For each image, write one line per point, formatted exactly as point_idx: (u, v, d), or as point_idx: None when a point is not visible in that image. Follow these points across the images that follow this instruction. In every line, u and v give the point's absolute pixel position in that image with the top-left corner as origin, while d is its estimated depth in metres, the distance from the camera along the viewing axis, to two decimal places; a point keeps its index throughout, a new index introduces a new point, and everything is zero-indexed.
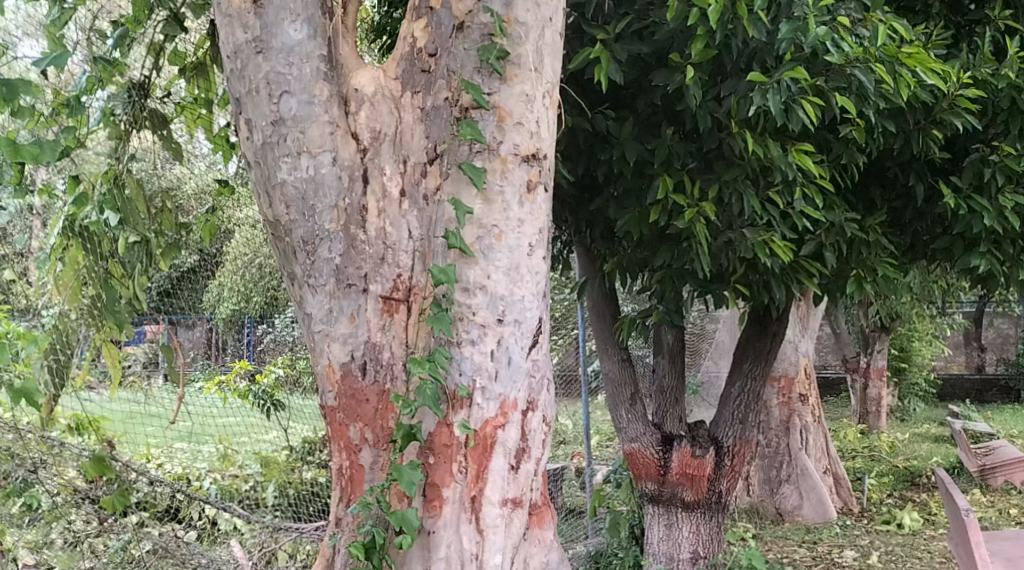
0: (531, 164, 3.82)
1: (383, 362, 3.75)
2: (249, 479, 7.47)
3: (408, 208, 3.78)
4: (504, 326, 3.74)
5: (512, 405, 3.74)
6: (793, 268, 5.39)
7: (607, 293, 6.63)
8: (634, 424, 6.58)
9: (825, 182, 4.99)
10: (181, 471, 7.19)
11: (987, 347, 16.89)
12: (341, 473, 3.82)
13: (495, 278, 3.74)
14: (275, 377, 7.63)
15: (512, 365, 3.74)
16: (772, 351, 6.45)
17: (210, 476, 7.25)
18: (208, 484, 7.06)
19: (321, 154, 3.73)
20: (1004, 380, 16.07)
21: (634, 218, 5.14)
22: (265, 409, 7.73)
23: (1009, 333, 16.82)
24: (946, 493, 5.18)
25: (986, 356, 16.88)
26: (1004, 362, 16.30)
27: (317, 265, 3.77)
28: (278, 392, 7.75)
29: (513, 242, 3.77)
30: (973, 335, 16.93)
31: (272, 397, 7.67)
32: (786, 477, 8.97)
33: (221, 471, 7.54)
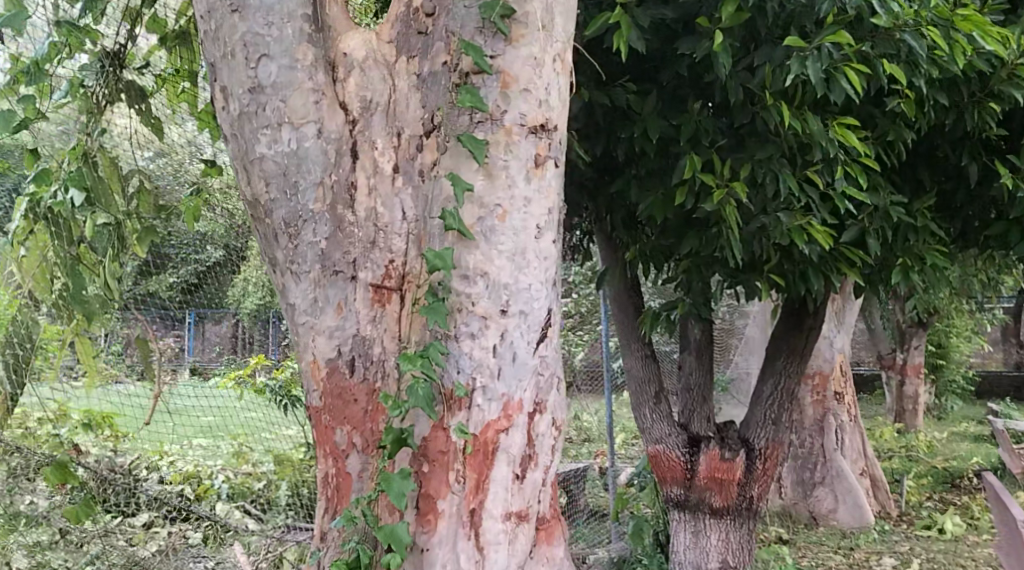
0: (539, 137, 3.41)
1: (373, 358, 3.36)
2: (263, 478, 7.04)
3: (404, 186, 3.40)
4: (508, 318, 3.34)
5: (517, 407, 3.34)
6: (832, 255, 5.14)
7: (631, 284, 6.22)
8: (659, 424, 6.16)
9: (869, 160, 4.67)
10: (192, 470, 6.92)
11: None
12: (327, 482, 3.41)
13: (499, 265, 3.34)
14: (292, 371, 7.34)
15: (519, 361, 3.34)
16: (807, 347, 6.01)
17: (222, 475, 6.95)
18: (219, 484, 6.76)
19: (304, 125, 3.34)
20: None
21: (658, 202, 4.80)
22: (282, 406, 7.35)
23: None
24: (998, 504, 4.71)
25: None
26: None
27: (300, 250, 3.37)
28: (296, 389, 7.37)
29: (519, 223, 3.37)
30: (1011, 331, 16.39)
31: (289, 393, 7.29)
32: (821, 479, 8.50)
33: (234, 468, 7.22)
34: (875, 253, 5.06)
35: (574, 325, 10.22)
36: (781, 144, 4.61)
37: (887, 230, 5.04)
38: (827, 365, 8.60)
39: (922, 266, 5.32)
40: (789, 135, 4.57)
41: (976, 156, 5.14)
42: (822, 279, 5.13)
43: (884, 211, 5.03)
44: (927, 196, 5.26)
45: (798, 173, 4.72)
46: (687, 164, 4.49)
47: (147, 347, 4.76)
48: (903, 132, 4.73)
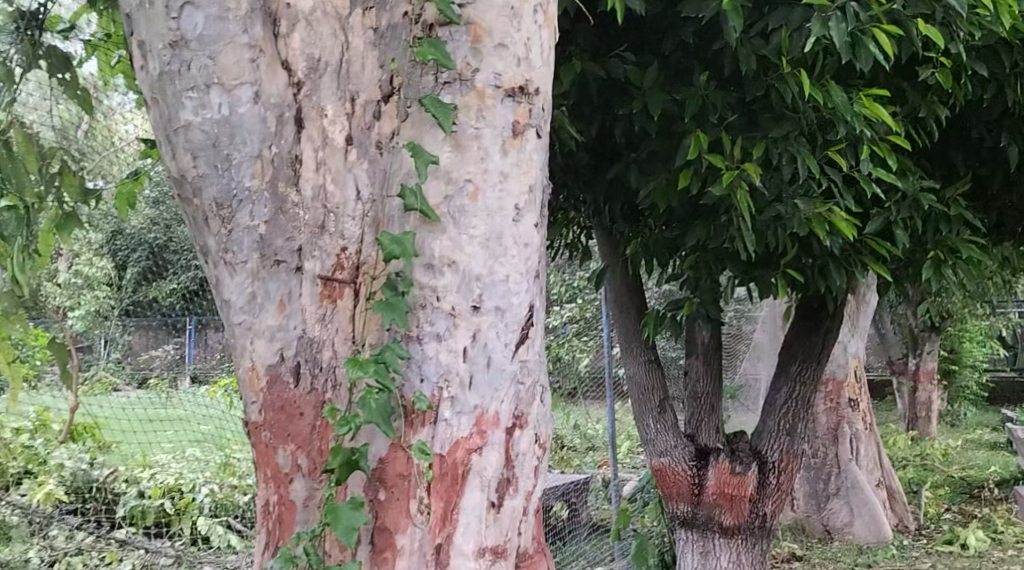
0: (518, 101, 2.90)
1: (321, 363, 2.83)
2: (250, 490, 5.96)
3: (357, 160, 2.87)
4: (481, 315, 2.82)
5: (492, 422, 2.81)
6: (856, 248, 4.64)
7: (634, 282, 5.67)
8: (664, 436, 5.63)
9: (899, 138, 4.21)
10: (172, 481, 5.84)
11: None
12: (267, 512, 2.87)
13: (470, 253, 2.82)
14: None
15: (496, 366, 2.83)
16: (824, 352, 5.48)
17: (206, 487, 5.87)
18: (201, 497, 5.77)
19: (237, 87, 2.79)
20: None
21: (662, 187, 4.29)
22: None
23: None
24: None
25: None
26: None
27: (235, 237, 2.84)
28: None
29: (495, 204, 2.86)
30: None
31: None
32: (835, 491, 7.94)
33: (221, 480, 6.08)
34: (902, 245, 4.59)
35: (577, 331, 9.58)
36: (799, 121, 4.11)
37: (917, 219, 4.57)
38: (841, 371, 8.03)
39: (957, 259, 4.80)
40: (809, 110, 4.06)
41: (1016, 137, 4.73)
42: (845, 275, 4.64)
43: (913, 199, 4.55)
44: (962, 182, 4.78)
45: (817, 154, 4.21)
46: (693, 144, 4.00)
47: (65, 350, 4.21)
48: (936, 107, 4.30)
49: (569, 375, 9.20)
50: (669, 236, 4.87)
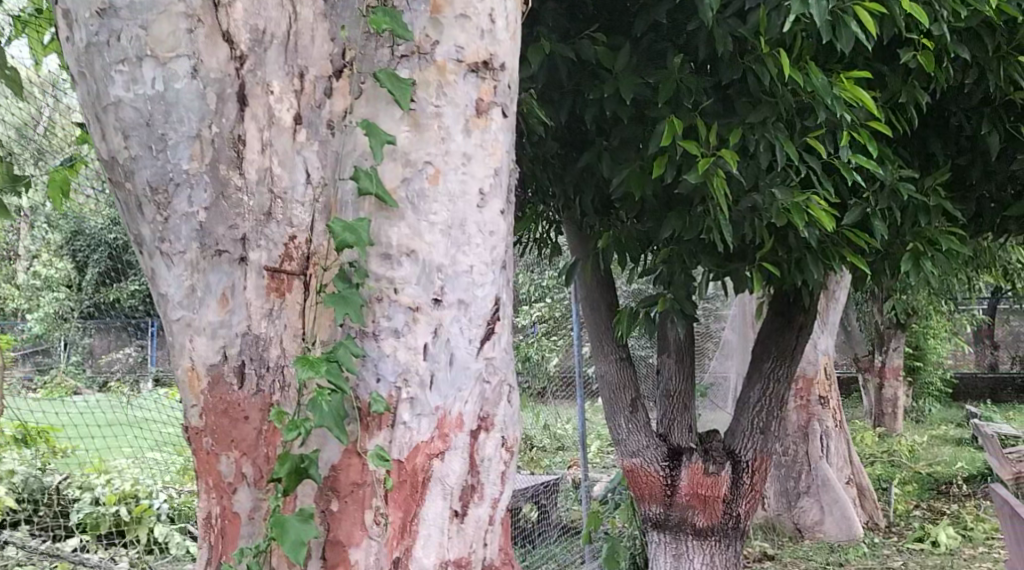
0: (481, 76, 2.67)
1: (268, 362, 2.59)
2: None
3: (307, 141, 2.63)
4: (442, 309, 2.59)
5: (455, 424, 2.59)
6: (834, 239, 4.46)
7: (604, 277, 5.47)
8: (636, 436, 5.43)
9: (880, 123, 4.02)
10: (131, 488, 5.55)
11: (1000, 344, 15.92)
12: (210, 525, 2.63)
13: (431, 241, 2.59)
14: None
15: (459, 365, 2.60)
16: (798, 348, 5.31)
17: (165, 493, 5.57)
18: (159, 503, 5.49)
19: (173, 61, 2.56)
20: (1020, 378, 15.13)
21: (634, 176, 4.08)
22: None
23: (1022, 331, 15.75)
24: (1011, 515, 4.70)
25: (1000, 355, 15.89)
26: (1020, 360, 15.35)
27: (172, 225, 2.60)
28: None
29: (457, 189, 2.62)
30: (984, 332, 15.96)
31: None
32: (805, 489, 7.77)
33: (181, 485, 5.79)
34: (881, 236, 4.41)
35: (548, 330, 9.30)
36: (777, 105, 3.90)
37: (896, 209, 4.40)
38: (811, 369, 7.91)
39: (936, 251, 4.62)
40: (787, 93, 3.86)
41: (997, 124, 4.54)
42: (823, 268, 4.45)
43: (892, 188, 4.37)
44: (941, 170, 4.59)
45: (796, 140, 4.02)
46: (668, 128, 3.79)
47: None
48: (917, 92, 4.11)
49: (538, 375, 8.79)
50: (641, 228, 4.67)
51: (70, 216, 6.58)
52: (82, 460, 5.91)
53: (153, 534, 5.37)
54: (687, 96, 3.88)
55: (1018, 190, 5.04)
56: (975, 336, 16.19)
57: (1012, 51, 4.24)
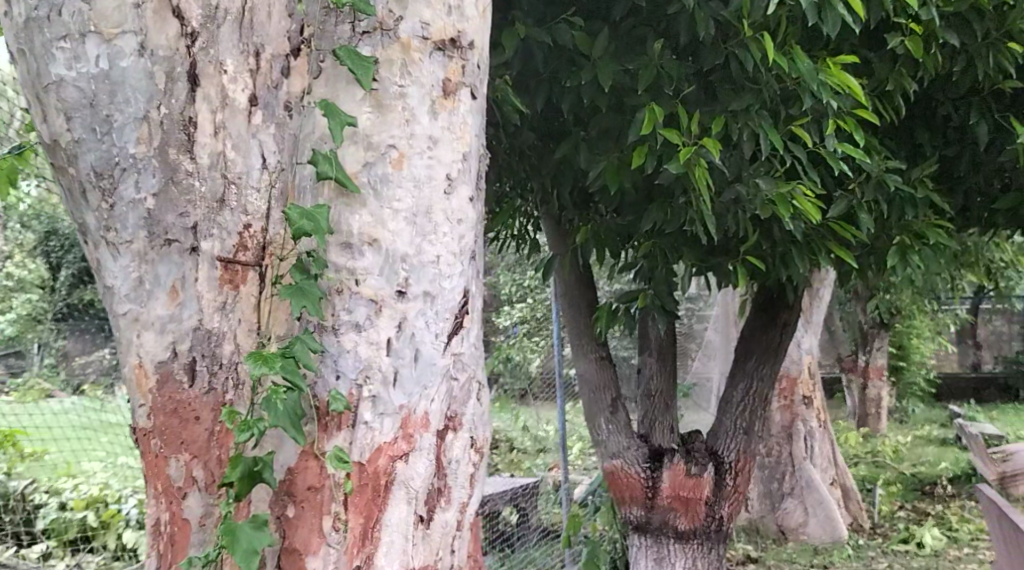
0: (448, 55, 2.51)
1: (221, 358, 2.44)
2: None
3: (263, 123, 2.48)
4: (407, 302, 2.44)
5: (420, 424, 2.43)
6: (819, 233, 4.33)
7: (584, 275, 5.33)
8: (617, 437, 5.28)
9: (867, 111, 3.88)
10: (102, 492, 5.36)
11: (983, 344, 15.88)
12: (158, 532, 2.47)
13: (394, 230, 2.43)
14: None
15: (424, 361, 2.45)
16: (782, 346, 5.20)
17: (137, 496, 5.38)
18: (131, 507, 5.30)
19: (118, 37, 2.41)
20: (1003, 378, 15.06)
21: (613, 166, 3.93)
22: None
23: (1004, 331, 15.70)
24: (999, 516, 4.50)
25: (982, 355, 15.85)
26: (1002, 360, 15.29)
27: (118, 212, 2.44)
28: None
29: (423, 174, 2.47)
30: (967, 332, 15.88)
31: None
32: (789, 490, 7.64)
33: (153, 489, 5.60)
34: (867, 229, 4.28)
35: (530, 331, 9.12)
36: (761, 93, 3.77)
37: (882, 202, 4.27)
38: (795, 367, 7.77)
39: (923, 245, 4.49)
40: (771, 79, 3.72)
41: (985, 114, 4.41)
42: (807, 262, 4.32)
43: (877, 180, 4.24)
44: (928, 162, 4.46)
45: (780, 130, 3.88)
46: (648, 116, 3.64)
47: None
48: (904, 79, 3.99)
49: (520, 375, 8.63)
50: (621, 222, 4.53)
51: (39, 214, 6.45)
52: (51, 462, 5.71)
53: (124, 539, 5.17)
54: (668, 83, 3.74)
55: (1006, 183, 4.91)
56: (958, 336, 16.11)
57: (1002, 37, 4.11)
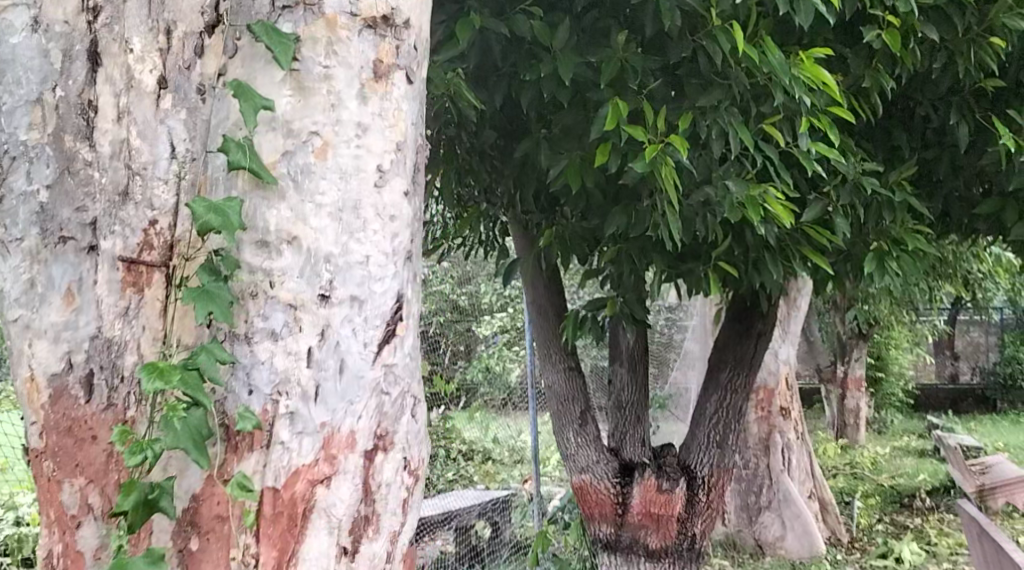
0: (380, 35, 2.25)
1: (123, 371, 2.18)
2: None
3: (172, 108, 2.22)
4: (330, 307, 2.18)
5: (345, 445, 2.18)
6: (794, 237, 4.10)
7: (552, 281, 5.09)
8: (585, 451, 5.05)
9: (843, 109, 3.64)
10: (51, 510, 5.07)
11: (960, 355, 15.74)
12: (51, 565, 2.20)
13: (316, 227, 2.17)
14: None
15: (350, 374, 2.19)
16: (756, 357, 4.98)
17: None
18: None
19: (10, 12, 2.18)
20: (980, 389, 14.92)
21: (575, 166, 3.69)
22: None
23: (981, 341, 15.58)
24: (983, 531, 4.27)
25: (960, 365, 15.71)
26: (980, 370, 15.16)
27: (8, 205, 2.18)
28: None
29: (350, 165, 2.21)
30: (943, 342, 15.73)
31: None
32: (766, 503, 7.38)
33: None
34: (843, 234, 4.06)
35: (508, 342, 8.87)
36: (730, 88, 3.53)
37: (859, 206, 4.04)
38: (773, 379, 7.53)
39: (901, 252, 4.27)
40: (740, 73, 3.48)
41: (966, 114, 4.17)
42: (781, 267, 4.09)
43: (854, 183, 4.01)
44: (907, 164, 4.23)
45: (751, 127, 3.64)
46: (611, 111, 3.39)
47: None
48: (881, 76, 3.75)
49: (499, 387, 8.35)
50: (586, 226, 4.29)
51: None
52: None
53: None
54: (632, 76, 3.49)
55: (988, 188, 4.68)
56: (935, 346, 15.96)
57: (984, 32, 3.88)
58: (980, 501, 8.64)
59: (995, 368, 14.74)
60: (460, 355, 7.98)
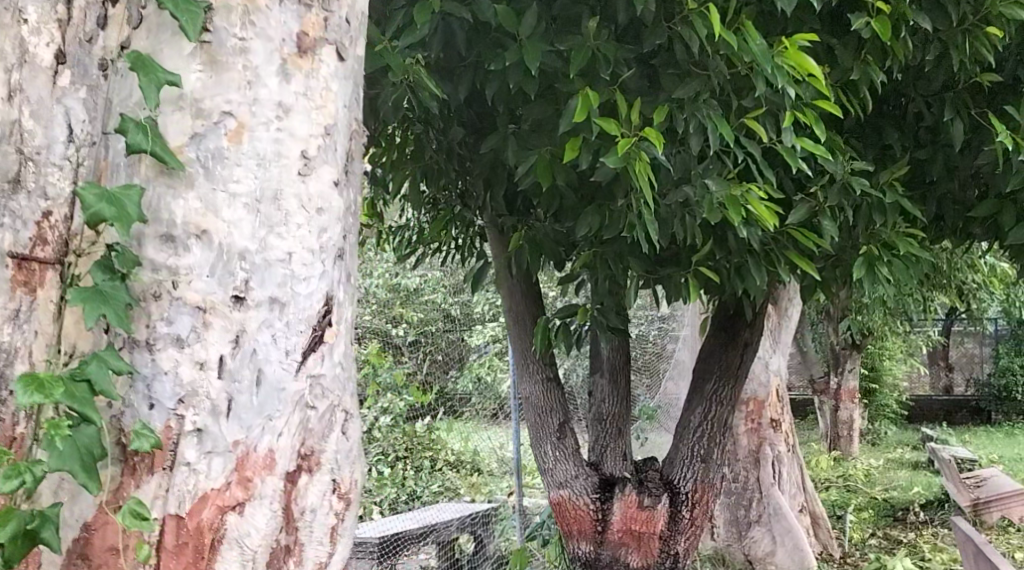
0: (307, 6, 2.29)
1: (11, 383, 2.11)
2: None
3: (71, 86, 2.17)
4: (246, 309, 2.21)
5: (258, 468, 2.22)
6: (778, 241, 3.86)
7: (530, 288, 4.84)
8: (564, 465, 4.78)
9: (831, 103, 3.38)
10: None
11: (953, 367, 15.50)
12: None
13: (230, 220, 2.19)
14: None
15: (268, 384, 2.23)
16: (742, 367, 4.74)
17: None
18: None
19: None
20: (975, 400, 14.70)
21: (545, 163, 3.42)
22: None
23: (974, 352, 15.36)
24: (978, 551, 4.03)
25: (953, 377, 15.48)
26: (973, 382, 14.95)
27: None
28: None
29: (271, 153, 2.24)
30: (938, 353, 15.52)
31: None
32: (756, 517, 7.10)
33: None
34: (829, 238, 3.82)
35: None
36: (709, 79, 3.28)
37: (847, 208, 3.80)
38: (763, 390, 7.25)
39: (892, 256, 4.01)
40: (720, 63, 3.23)
41: (961, 111, 3.90)
42: (765, 272, 3.84)
43: (843, 183, 3.76)
44: (898, 164, 3.96)
45: (731, 122, 3.38)
46: (580, 102, 3.12)
47: None
48: (870, 68, 3.50)
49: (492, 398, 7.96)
50: (559, 228, 4.07)
51: None
52: None
53: None
54: (603, 65, 3.23)
55: (984, 191, 4.41)
56: (928, 358, 15.75)
57: (980, 22, 3.62)
58: (976, 516, 8.46)
59: (988, 380, 14.52)
60: (450, 366, 8.06)
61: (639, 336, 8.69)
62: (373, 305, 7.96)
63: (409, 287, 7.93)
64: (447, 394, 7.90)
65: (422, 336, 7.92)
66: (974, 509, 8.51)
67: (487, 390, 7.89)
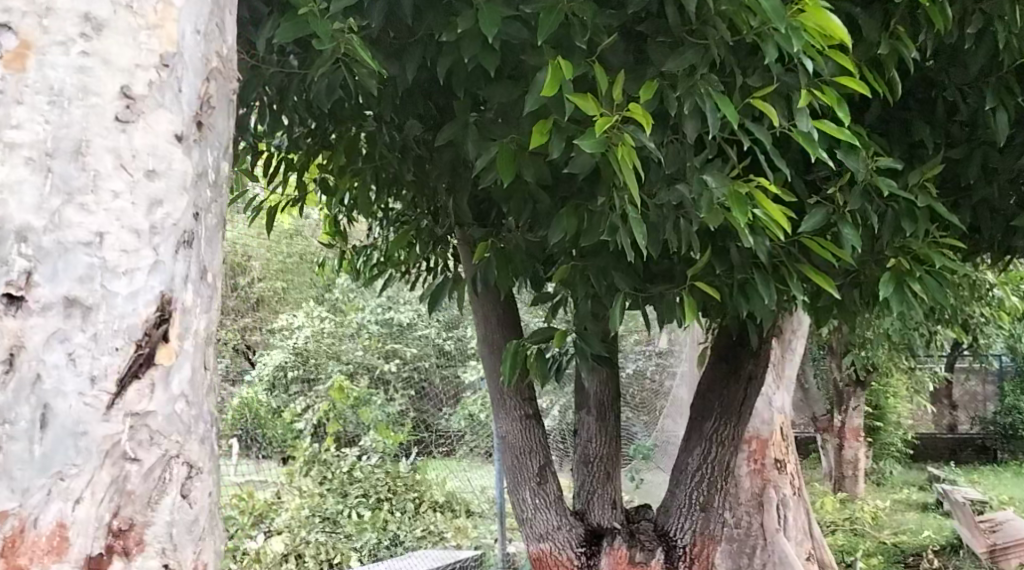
0: None
1: None
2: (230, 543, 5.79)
3: None
4: (29, 311, 1.87)
5: (33, 554, 1.85)
6: (789, 251, 3.24)
7: (507, 312, 4.20)
8: (544, 515, 4.14)
9: (859, 80, 2.75)
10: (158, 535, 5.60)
11: (958, 405, 14.84)
12: None
13: (7, 184, 1.88)
14: None
15: (60, 425, 1.88)
16: (747, 403, 4.09)
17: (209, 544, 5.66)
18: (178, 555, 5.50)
19: None
20: (982, 439, 14.03)
21: (508, 154, 2.81)
22: None
23: (980, 390, 14.75)
24: None
25: (958, 415, 14.80)
26: (980, 420, 14.29)
27: None
28: None
29: (74, 91, 1.93)
30: (941, 391, 14.81)
31: None
32: (761, 566, 6.34)
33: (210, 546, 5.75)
34: (851, 249, 3.18)
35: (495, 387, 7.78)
36: (708, 49, 2.66)
37: (871, 214, 3.19)
38: (766, 429, 6.54)
39: (926, 272, 3.35)
40: (723, 28, 2.60)
41: (1006, 101, 3.22)
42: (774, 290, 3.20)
43: (865, 184, 3.14)
44: (929, 163, 3.28)
45: (736, 103, 2.75)
46: (550, 74, 2.50)
47: None
48: (901, 43, 2.87)
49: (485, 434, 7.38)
50: (533, 238, 3.45)
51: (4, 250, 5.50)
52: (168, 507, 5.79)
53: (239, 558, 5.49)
54: (578, 33, 2.60)
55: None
56: (932, 396, 15.04)
57: None
58: (996, 564, 7.76)
59: (996, 416, 13.88)
60: (442, 404, 7.73)
61: (636, 372, 8.38)
62: (366, 342, 7.83)
63: (402, 323, 8.03)
64: (438, 431, 7.49)
65: (417, 370, 7.95)
66: (992, 555, 7.81)
67: (480, 427, 7.38)
